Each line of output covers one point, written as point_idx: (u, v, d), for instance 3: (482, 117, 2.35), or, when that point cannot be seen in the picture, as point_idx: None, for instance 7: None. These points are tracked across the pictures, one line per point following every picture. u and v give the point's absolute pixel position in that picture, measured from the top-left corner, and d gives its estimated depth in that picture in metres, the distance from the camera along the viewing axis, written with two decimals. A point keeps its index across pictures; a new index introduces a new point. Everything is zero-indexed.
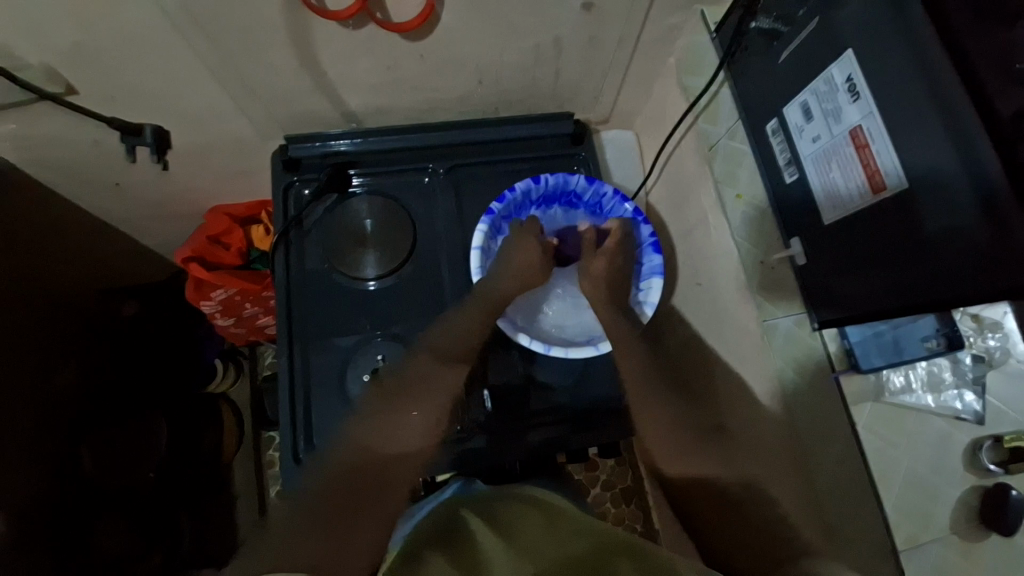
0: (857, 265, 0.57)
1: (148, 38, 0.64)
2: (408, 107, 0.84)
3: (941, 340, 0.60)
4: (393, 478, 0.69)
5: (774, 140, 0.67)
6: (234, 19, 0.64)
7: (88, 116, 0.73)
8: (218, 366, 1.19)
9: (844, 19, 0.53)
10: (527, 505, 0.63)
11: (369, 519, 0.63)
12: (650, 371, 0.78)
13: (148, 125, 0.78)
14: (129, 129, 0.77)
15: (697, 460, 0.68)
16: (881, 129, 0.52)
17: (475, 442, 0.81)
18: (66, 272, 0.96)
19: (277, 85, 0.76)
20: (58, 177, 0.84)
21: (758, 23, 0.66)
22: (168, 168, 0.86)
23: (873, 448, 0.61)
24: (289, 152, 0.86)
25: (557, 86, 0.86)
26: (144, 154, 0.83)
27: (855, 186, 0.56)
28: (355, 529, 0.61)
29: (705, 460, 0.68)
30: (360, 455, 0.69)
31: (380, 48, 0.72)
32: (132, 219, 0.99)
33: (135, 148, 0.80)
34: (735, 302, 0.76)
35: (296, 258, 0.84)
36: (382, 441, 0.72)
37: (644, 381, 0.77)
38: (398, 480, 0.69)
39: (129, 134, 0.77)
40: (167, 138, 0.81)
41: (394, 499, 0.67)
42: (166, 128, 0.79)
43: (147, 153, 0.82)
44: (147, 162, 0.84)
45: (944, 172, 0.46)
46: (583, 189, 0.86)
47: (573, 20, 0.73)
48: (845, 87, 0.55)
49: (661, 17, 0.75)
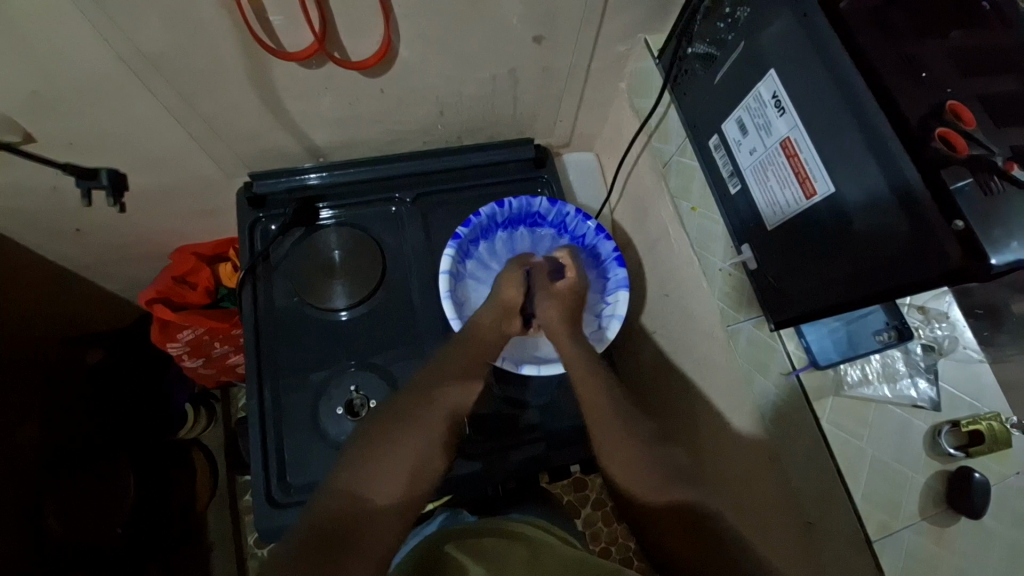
0: (802, 264, 0.60)
1: (108, 87, 0.65)
2: (374, 139, 0.87)
3: (892, 332, 0.62)
4: (381, 512, 0.54)
5: (717, 154, 0.71)
6: (193, 63, 0.66)
7: (43, 163, 0.72)
8: (189, 411, 1.13)
9: (766, 43, 0.58)
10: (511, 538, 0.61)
11: (359, 562, 0.49)
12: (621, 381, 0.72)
13: (103, 169, 0.77)
14: (86, 173, 0.76)
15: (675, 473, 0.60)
16: (807, 140, 0.56)
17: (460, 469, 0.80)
18: (26, 323, 0.93)
19: (240, 124, 0.77)
20: (18, 228, 0.83)
21: (694, 48, 0.71)
22: (124, 211, 0.85)
23: (838, 440, 0.62)
24: (253, 189, 0.86)
25: (516, 114, 0.90)
26: (100, 198, 0.82)
27: (792, 191, 0.59)
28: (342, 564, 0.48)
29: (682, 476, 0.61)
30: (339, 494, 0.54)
31: (340, 85, 0.74)
32: (97, 265, 0.98)
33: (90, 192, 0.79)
34: (701, 309, 0.80)
35: (265, 293, 0.84)
36: (366, 469, 0.56)
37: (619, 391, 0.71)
38: (390, 512, 0.54)
39: (83, 178, 0.77)
40: (126, 181, 0.81)
41: (386, 532, 0.53)
42: (123, 171, 0.79)
43: (102, 197, 0.81)
44: (103, 205, 0.83)
45: (867, 176, 0.50)
46: (547, 210, 0.89)
47: (525, 53, 0.77)
48: (771, 102, 0.60)
49: (607, 46, 0.80)
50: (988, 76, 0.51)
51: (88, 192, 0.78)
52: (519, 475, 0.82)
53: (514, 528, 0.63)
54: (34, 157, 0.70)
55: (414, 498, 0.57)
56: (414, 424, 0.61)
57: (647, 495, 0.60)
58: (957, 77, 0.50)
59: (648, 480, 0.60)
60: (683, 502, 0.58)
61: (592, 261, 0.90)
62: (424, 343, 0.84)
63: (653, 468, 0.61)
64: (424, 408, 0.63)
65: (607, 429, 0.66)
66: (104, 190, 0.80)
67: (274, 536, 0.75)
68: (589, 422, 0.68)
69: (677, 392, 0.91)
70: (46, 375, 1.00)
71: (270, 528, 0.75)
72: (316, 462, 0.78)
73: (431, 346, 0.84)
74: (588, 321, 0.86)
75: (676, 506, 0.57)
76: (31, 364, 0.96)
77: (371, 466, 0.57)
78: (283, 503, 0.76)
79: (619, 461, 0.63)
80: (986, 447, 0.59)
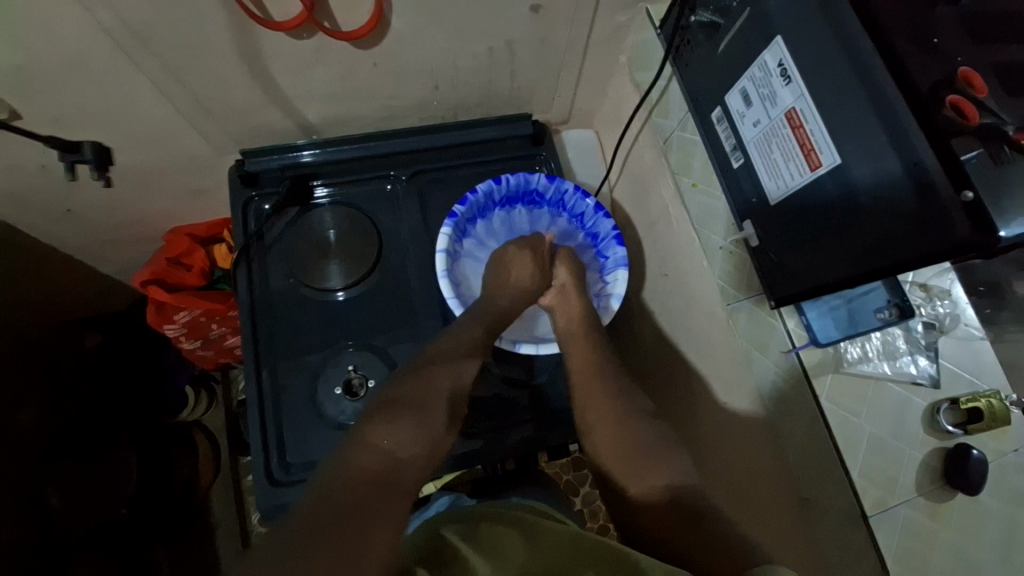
0: (805, 240, 0.59)
1: (91, 61, 0.63)
2: (368, 116, 0.85)
3: (893, 310, 0.62)
4: (393, 489, 0.53)
5: (720, 127, 0.70)
6: (178, 34, 0.63)
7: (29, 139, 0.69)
8: (189, 394, 1.13)
9: (772, 8, 0.56)
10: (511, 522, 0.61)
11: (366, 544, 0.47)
12: (616, 361, 0.72)
13: (86, 142, 0.75)
14: (67, 146, 0.73)
15: (668, 459, 0.61)
16: (813, 110, 0.55)
17: (462, 448, 0.80)
18: (21, 305, 0.93)
19: (229, 99, 0.75)
20: (7, 209, 0.82)
21: (698, 16, 0.68)
22: (111, 184, 0.83)
23: (836, 417, 0.62)
24: (245, 167, 0.84)
25: (514, 89, 0.88)
26: (84, 171, 0.79)
27: (796, 164, 0.58)
28: (357, 539, 0.47)
29: (679, 465, 0.61)
30: (345, 474, 0.53)
31: (331, 58, 0.72)
32: (90, 246, 0.97)
33: (74, 167, 0.76)
34: (699, 288, 0.79)
35: (259, 274, 0.83)
36: (375, 452, 0.55)
37: (617, 371, 0.70)
38: (397, 494, 0.53)
39: (66, 152, 0.74)
40: (110, 155, 0.78)
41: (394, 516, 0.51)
42: (106, 144, 0.76)
43: (86, 170, 0.79)
44: (89, 179, 0.80)
45: (877, 149, 0.49)
46: (545, 187, 0.87)
47: (522, 23, 0.74)
48: (777, 71, 0.57)
49: (607, 16, 0.77)
50: (1001, 43, 0.49)
51: (71, 166, 0.76)
52: (517, 454, 0.83)
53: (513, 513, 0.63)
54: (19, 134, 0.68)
55: (416, 479, 0.57)
56: (414, 412, 0.61)
57: (640, 489, 0.60)
58: (969, 44, 0.49)
59: (648, 468, 0.60)
60: (679, 490, 0.58)
61: (591, 240, 0.89)
62: (421, 325, 0.83)
63: (648, 460, 0.61)
64: (424, 390, 0.63)
65: (611, 412, 0.66)
66: (88, 164, 0.77)
67: (275, 514, 0.76)
68: (588, 401, 0.68)
69: (675, 371, 0.90)
70: (44, 357, 0.99)
71: (271, 506, 0.76)
72: (315, 443, 0.78)
73: (428, 327, 0.83)
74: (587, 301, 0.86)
75: (672, 492, 0.58)
76: (29, 346, 0.96)
77: (373, 450, 0.56)
78: (282, 481, 0.77)
79: (615, 453, 0.63)
80: (985, 425, 0.59)
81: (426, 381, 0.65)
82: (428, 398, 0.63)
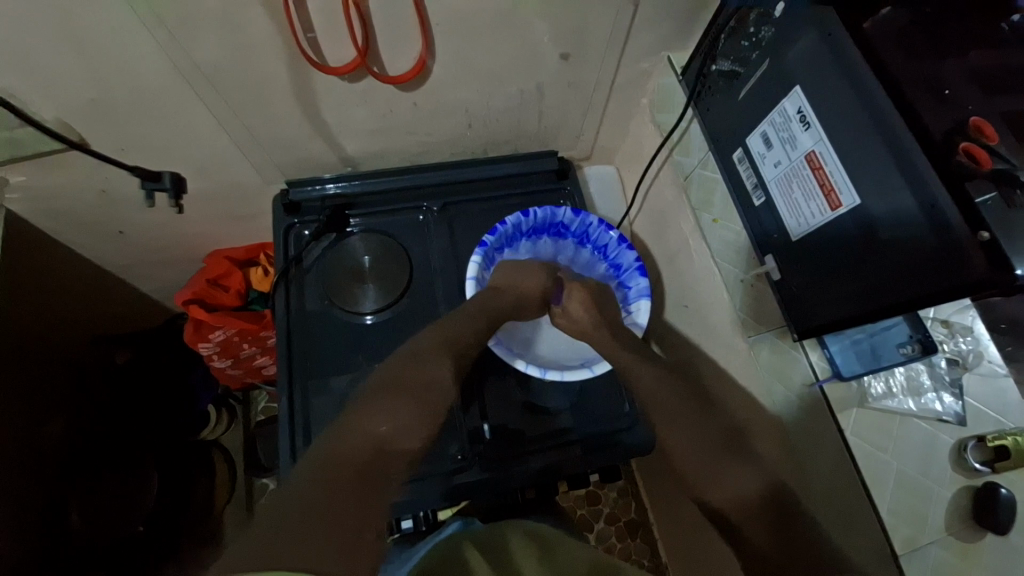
0: (824, 274, 0.61)
1: (162, 98, 0.70)
2: (404, 150, 0.91)
3: (915, 345, 0.62)
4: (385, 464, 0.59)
5: (741, 167, 0.73)
6: (244, 78, 0.70)
7: (111, 163, 0.76)
8: (210, 413, 1.18)
9: (791, 60, 0.60)
10: (528, 539, 0.63)
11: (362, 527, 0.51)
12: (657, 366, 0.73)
13: (166, 172, 0.82)
14: (149, 175, 0.80)
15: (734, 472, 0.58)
16: (832, 154, 0.58)
17: (471, 475, 0.81)
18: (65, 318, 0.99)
19: (280, 134, 0.81)
20: (66, 228, 0.88)
21: (719, 65, 0.74)
22: (183, 211, 0.89)
23: (863, 453, 0.63)
24: (290, 196, 0.90)
25: (541, 127, 0.93)
26: (161, 198, 0.86)
27: (816, 203, 0.61)
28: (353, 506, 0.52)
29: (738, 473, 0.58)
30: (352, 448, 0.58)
31: (376, 98, 0.78)
32: (136, 266, 1.03)
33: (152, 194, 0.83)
34: (719, 321, 0.81)
35: (296, 296, 0.87)
36: (346, 442, 0.59)
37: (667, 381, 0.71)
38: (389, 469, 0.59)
39: (148, 179, 0.81)
40: (184, 183, 0.85)
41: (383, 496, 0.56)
42: (182, 173, 0.83)
43: (164, 197, 0.86)
44: (163, 206, 0.87)
45: (894, 191, 0.52)
46: (570, 220, 0.89)
47: (553, 69, 0.81)
48: (796, 118, 0.61)
49: (631, 63, 0.83)
50: (1009, 95, 0.52)
51: (151, 193, 0.82)
52: (531, 483, 0.83)
53: (527, 528, 0.66)
54: (102, 157, 0.74)
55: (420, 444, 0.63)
56: (426, 390, 0.67)
57: (723, 501, 0.57)
58: (978, 95, 0.52)
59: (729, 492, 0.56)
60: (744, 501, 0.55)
61: (614, 271, 0.89)
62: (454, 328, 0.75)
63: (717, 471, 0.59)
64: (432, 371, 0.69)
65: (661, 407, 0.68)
66: (166, 192, 0.84)
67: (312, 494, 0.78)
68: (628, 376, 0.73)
69: None
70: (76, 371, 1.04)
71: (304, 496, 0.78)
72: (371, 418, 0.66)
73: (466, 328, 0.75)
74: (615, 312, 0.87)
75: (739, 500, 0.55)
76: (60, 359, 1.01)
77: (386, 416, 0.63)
78: None
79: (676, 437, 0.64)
80: (1013, 464, 0.58)
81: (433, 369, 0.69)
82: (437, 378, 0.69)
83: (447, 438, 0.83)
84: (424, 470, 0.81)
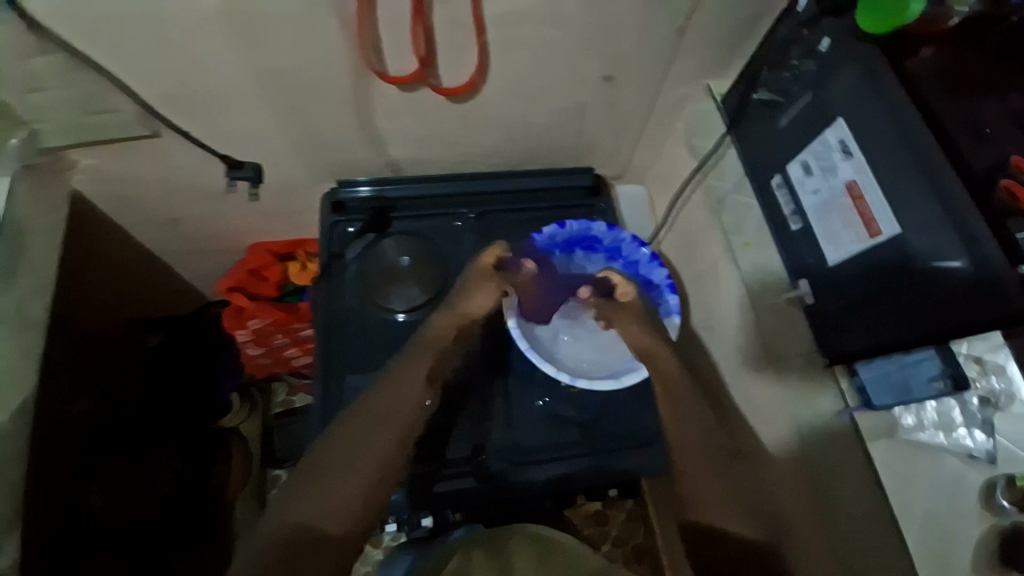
0: (858, 301, 0.62)
1: (232, 95, 0.74)
2: (445, 159, 0.95)
3: (947, 381, 0.61)
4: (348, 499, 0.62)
5: (779, 193, 0.74)
6: (310, 83, 0.74)
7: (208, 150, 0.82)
8: (233, 401, 1.17)
9: (834, 91, 0.63)
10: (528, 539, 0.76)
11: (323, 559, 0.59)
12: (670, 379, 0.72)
13: (250, 162, 0.87)
14: (233, 163, 0.86)
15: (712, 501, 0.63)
16: (873, 183, 0.59)
17: (463, 483, 0.81)
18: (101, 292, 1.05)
19: (332, 137, 0.85)
20: (123, 211, 0.92)
21: (759, 94, 0.76)
22: (259, 199, 0.95)
23: (891, 485, 0.62)
24: (337, 195, 0.94)
25: (579, 144, 0.97)
26: (243, 187, 0.92)
27: (855, 230, 0.62)
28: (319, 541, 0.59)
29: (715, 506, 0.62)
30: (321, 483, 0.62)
31: (427, 108, 0.82)
32: (180, 253, 1.07)
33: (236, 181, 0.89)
34: (748, 344, 0.82)
35: (334, 290, 0.90)
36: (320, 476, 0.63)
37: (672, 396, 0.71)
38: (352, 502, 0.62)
39: (232, 168, 0.87)
40: (263, 173, 0.90)
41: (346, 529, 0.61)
42: (263, 164, 0.88)
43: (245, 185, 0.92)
44: (243, 193, 0.93)
45: (935, 222, 0.53)
46: (603, 234, 0.91)
47: (596, 89, 0.84)
48: (838, 147, 0.63)
49: (671, 88, 0.86)
50: None
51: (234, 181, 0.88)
52: (544, 491, 0.84)
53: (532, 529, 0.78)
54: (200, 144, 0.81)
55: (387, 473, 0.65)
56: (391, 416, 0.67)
57: (708, 525, 0.62)
58: (1017, 136, 0.54)
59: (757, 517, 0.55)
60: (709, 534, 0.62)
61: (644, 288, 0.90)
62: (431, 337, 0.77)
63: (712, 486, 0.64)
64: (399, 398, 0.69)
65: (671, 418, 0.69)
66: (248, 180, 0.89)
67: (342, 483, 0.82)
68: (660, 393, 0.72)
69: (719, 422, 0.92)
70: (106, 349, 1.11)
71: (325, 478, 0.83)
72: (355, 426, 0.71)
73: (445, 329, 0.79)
74: None
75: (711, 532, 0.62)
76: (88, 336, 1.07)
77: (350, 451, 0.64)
78: None
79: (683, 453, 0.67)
80: None
81: (395, 401, 0.69)
82: (401, 408, 0.69)
83: (454, 443, 0.83)
84: (419, 474, 0.81)
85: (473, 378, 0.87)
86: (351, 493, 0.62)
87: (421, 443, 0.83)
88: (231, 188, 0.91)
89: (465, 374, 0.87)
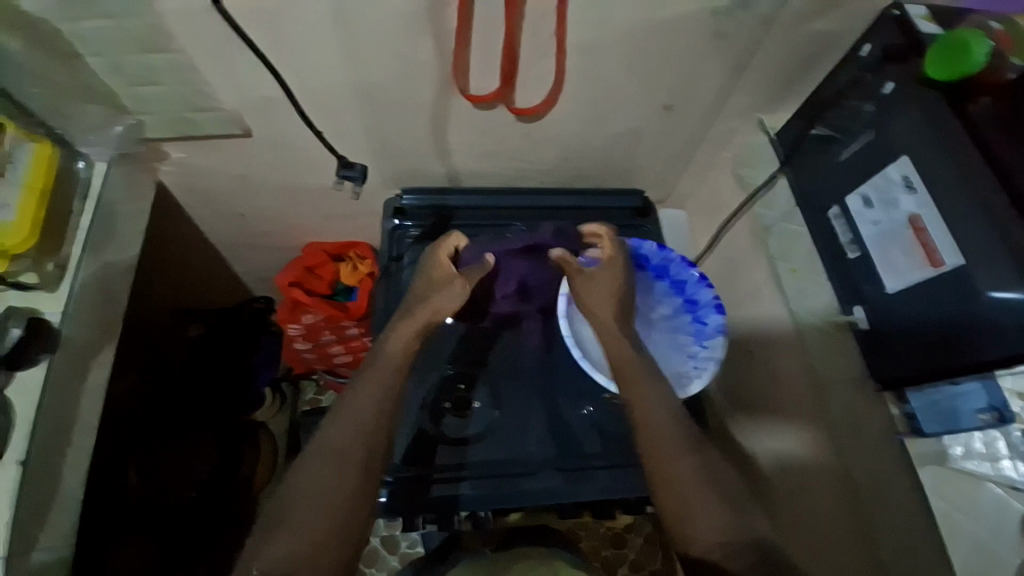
0: (917, 329, 0.65)
1: (321, 103, 0.80)
2: (504, 173, 1.00)
3: (993, 413, 0.62)
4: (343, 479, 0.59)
5: (835, 223, 0.77)
6: (395, 95, 0.80)
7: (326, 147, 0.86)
8: (266, 395, 1.23)
9: (898, 130, 0.67)
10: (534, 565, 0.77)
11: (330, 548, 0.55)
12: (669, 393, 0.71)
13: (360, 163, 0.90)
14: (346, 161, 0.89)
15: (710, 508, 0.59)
16: (936, 217, 0.62)
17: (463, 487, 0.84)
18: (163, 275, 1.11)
19: (405, 146, 0.90)
20: (198, 203, 0.98)
21: (818, 130, 0.81)
22: (359, 196, 0.99)
23: (941, 512, 0.63)
24: (401, 201, 0.99)
25: (630, 167, 1.02)
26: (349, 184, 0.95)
27: (915, 260, 0.65)
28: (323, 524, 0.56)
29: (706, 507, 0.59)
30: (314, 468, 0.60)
31: (497, 125, 0.87)
32: (240, 246, 1.13)
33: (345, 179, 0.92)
34: (790, 369, 0.84)
35: (393, 291, 0.93)
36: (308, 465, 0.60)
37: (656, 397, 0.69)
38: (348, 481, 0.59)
39: (344, 166, 0.89)
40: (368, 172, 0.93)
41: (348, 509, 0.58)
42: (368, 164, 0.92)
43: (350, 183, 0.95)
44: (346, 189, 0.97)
45: (999, 256, 0.56)
46: (653, 254, 0.95)
47: (655, 116, 0.89)
48: (902, 183, 0.66)
49: (725, 119, 0.92)
50: None
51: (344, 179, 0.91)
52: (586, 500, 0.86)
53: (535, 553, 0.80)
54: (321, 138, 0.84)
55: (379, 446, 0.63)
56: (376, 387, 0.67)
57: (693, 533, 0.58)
58: None
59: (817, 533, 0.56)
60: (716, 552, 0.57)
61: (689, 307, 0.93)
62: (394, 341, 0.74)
63: (699, 508, 0.59)
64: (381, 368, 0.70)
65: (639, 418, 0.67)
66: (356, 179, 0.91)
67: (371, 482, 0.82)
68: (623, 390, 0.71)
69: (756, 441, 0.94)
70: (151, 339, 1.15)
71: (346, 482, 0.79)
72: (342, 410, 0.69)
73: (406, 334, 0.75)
74: (688, 347, 0.91)
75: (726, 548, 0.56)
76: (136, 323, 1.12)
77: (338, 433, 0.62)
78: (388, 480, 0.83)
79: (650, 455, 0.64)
80: None
81: (375, 382, 0.68)
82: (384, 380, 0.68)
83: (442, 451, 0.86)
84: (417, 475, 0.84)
85: (514, 384, 0.92)
86: (343, 466, 0.60)
87: (429, 446, 0.86)
88: (339, 185, 0.95)
89: (508, 376, 0.92)
